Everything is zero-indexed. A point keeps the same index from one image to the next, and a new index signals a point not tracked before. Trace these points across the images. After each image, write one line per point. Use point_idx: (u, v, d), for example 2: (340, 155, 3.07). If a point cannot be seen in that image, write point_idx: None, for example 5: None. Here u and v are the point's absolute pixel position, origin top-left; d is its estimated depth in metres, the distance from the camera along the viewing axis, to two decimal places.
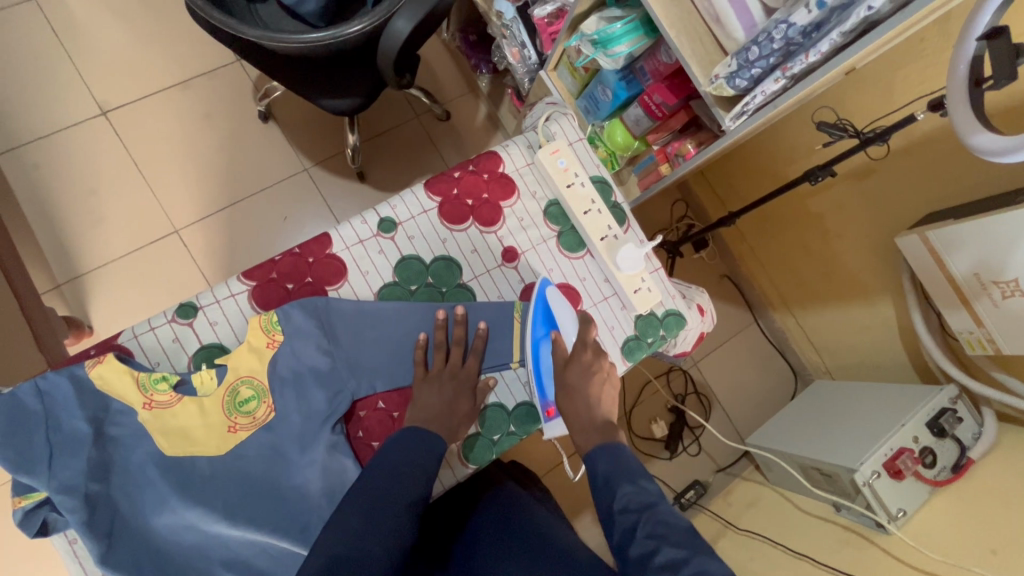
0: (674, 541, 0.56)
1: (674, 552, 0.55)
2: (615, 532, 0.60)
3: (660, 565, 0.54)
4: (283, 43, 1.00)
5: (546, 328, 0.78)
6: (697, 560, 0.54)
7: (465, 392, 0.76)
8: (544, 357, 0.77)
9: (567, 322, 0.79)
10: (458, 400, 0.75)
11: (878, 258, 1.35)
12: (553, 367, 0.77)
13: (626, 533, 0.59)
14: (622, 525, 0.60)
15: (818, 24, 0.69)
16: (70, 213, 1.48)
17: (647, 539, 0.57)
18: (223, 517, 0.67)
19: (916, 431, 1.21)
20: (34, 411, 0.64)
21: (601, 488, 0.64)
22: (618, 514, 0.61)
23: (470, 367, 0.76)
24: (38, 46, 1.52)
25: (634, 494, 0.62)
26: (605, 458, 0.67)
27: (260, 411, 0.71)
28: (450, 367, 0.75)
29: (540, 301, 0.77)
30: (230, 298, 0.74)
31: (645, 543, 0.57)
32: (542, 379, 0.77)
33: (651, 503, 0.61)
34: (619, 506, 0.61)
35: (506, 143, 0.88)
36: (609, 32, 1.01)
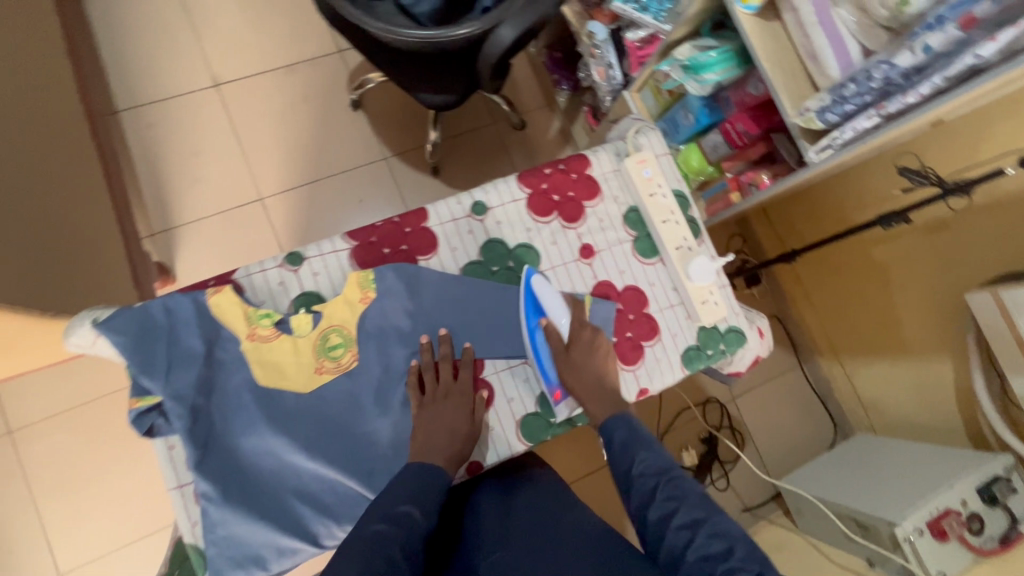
0: (693, 504, 0.67)
1: (691, 513, 0.66)
2: (635, 496, 0.71)
3: (680, 525, 0.66)
4: (399, 37, 1.11)
5: (535, 317, 0.81)
6: (713, 521, 0.65)
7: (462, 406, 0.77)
8: (541, 343, 0.81)
9: (555, 305, 0.82)
10: (460, 420, 0.76)
11: (943, 314, 1.33)
12: (553, 354, 0.80)
13: (644, 498, 0.70)
14: (641, 488, 0.71)
15: (920, 68, 0.72)
16: (174, 171, 1.62)
17: (666, 502, 0.68)
18: (301, 449, 0.74)
19: (965, 494, 1.18)
20: (159, 324, 0.72)
21: (619, 456, 0.75)
22: (636, 477, 0.72)
23: (463, 379, 0.79)
24: (170, 20, 1.69)
25: (652, 461, 0.73)
26: (624, 432, 0.76)
27: (345, 357, 0.77)
28: (443, 387, 0.77)
29: (524, 291, 0.80)
30: (333, 253, 0.81)
31: (663, 506, 0.68)
32: (543, 364, 0.80)
33: (667, 469, 0.71)
34: (637, 473, 0.72)
35: (595, 149, 0.93)
36: (702, 60, 1.07)
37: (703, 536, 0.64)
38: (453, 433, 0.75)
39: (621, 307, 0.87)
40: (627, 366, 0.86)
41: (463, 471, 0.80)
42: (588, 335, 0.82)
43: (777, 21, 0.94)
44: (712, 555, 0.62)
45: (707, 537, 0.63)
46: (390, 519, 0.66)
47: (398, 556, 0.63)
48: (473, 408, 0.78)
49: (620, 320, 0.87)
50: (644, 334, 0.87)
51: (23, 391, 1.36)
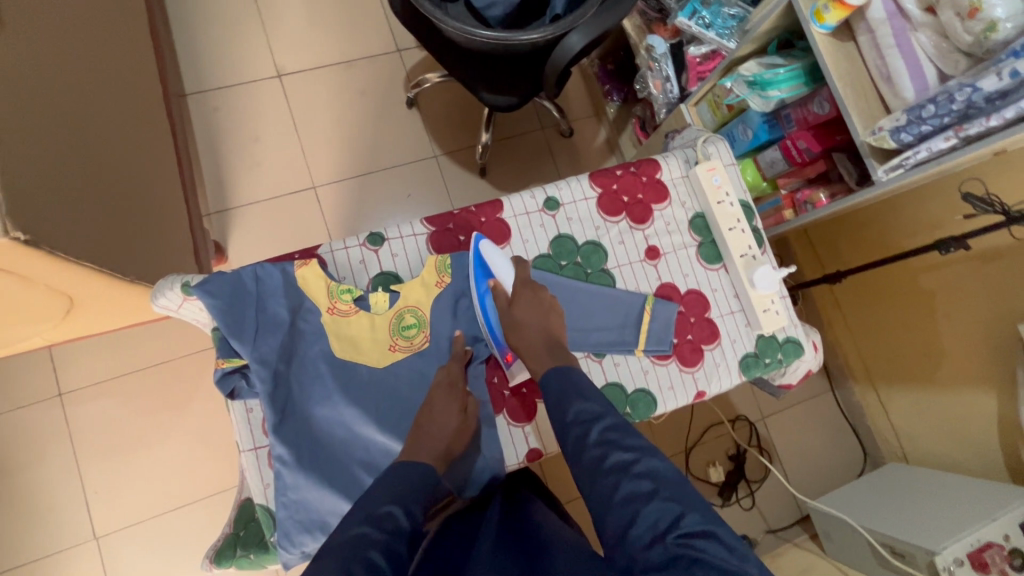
0: (624, 446, 0.61)
1: (623, 455, 0.60)
2: (569, 441, 0.64)
3: (610, 467, 0.59)
4: (473, 37, 1.14)
5: (485, 280, 0.80)
6: (644, 461, 0.59)
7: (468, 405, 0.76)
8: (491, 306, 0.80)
9: (502, 266, 0.80)
10: (452, 412, 0.74)
11: (992, 345, 1.31)
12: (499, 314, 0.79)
13: (577, 442, 0.63)
14: (574, 434, 0.64)
15: (1005, 93, 0.73)
16: (232, 155, 1.68)
17: (598, 446, 0.62)
18: (372, 422, 0.76)
19: (1008, 528, 1.16)
20: (249, 291, 0.75)
21: (554, 404, 0.68)
22: (569, 424, 0.65)
23: (453, 368, 0.78)
24: (241, 11, 1.76)
25: (585, 408, 0.66)
26: (555, 379, 0.71)
27: (418, 338, 0.80)
28: (449, 375, 0.77)
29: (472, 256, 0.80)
30: (412, 236, 0.84)
31: (597, 449, 0.61)
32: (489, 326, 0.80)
33: (600, 415, 0.65)
34: (571, 419, 0.65)
35: (665, 155, 0.95)
36: (769, 76, 1.10)
37: (632, 477, 0.58)
38: (461, 430, 0.75)
39: (682, 309, 0.89)
40: (686, 367, 0.87)
41: (523, 458, 0.82)
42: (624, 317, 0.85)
43: (851, 42, 0.96)
44: (639, 496, 0.56)
45: (635, 478, 0.58)
46: (373, 521, 0.57)
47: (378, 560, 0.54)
48: (466, 403, 0.77)
49: (681, 322, 0.88)
50: (705, 338, 0.88)
51: (79, 355, 1.40)
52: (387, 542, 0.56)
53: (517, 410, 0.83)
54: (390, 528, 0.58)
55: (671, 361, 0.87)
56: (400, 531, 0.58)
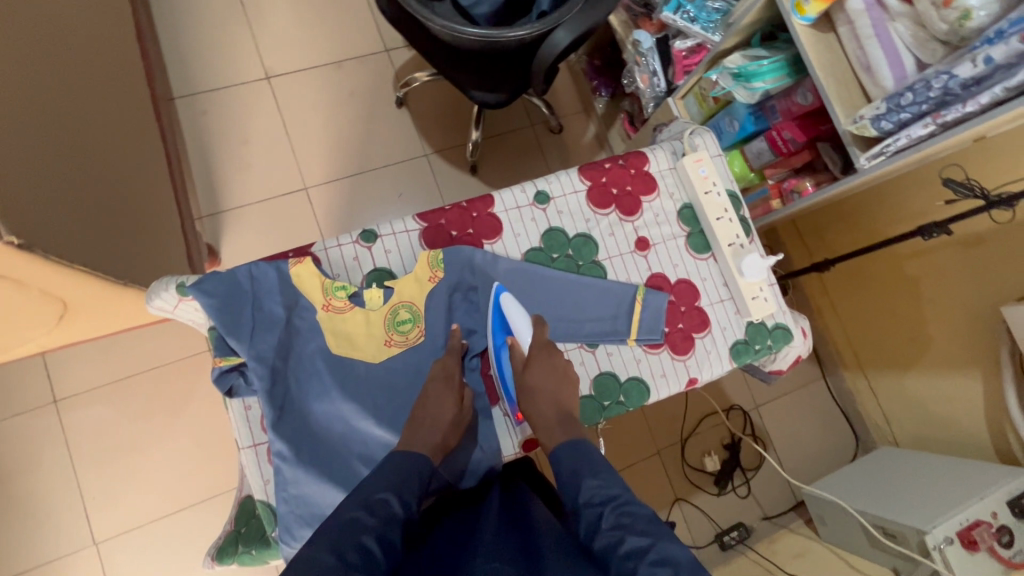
0: (638, 530, 0.59)
1: (637, 540, 0.58)
2: (583, 526, 0.63)
3: (625, 553, 0.57)
4: (461, 35, 1.15)
5: (502, 335, 0.83)
6: (658, 546, 0.57)
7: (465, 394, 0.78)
8: (506, 363, 0.82)
9: (522, 323, 0.82)
10: (446, 404, 0.75)
11: (977, 328, 1.34)
12: (514, 374, 0.81)
13: (591, 526, 0.62)
14: (589, 517, 0.63)
15: (980, 79, 0.75)
16: (222, 158, 1.68)
17: (612, 530, 0.60)
18: (370, 415, 0.77)
19: (995, 506, 1.18)
20: (245, 289, 0.76)
21: (566, 484, 0.68)
22: (583, 506, 0.64)
23: (447, 362, 0.79)
24: (228, 13, 1.75)
25: (597, 488, 0.65)
26: (568, 452, 0.71)
27: (413, 333, 0.81)
28: (445, 370, 0.78)
29: (494, 308, 0.83)
30: (405, 233, 0.85)
31: (611, 534, 0.60)
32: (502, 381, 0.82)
33: (615, 495, 0.64)
34: (584, 499, 0.65)
35: (653, 147, 0.97)
36: (754, 69, 1.11)
37: (649, 564, 0.55)
38: (456, 422, 0.76)
39: (673, 299, 0.90)
40: (679, 355, 0.89)
41: (518, 448, 0.83)
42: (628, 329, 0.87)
43: (831, 33, 0.98)
44: None
45: (652, 565, 0.55)
46: (367, 506, 0.60)
47: (372, 545, 0.56)
48: (462, 395, 0.78)
49: (672, 311, 0.90)
50: (695, 326, 0.90)
51: (72, 361, 1.40)
52: (381, 528, 0.58)
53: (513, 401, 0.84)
54: (384, 514, 0.60)
55: (663, 349, 0.88)
56: (395, 519, 0.61)
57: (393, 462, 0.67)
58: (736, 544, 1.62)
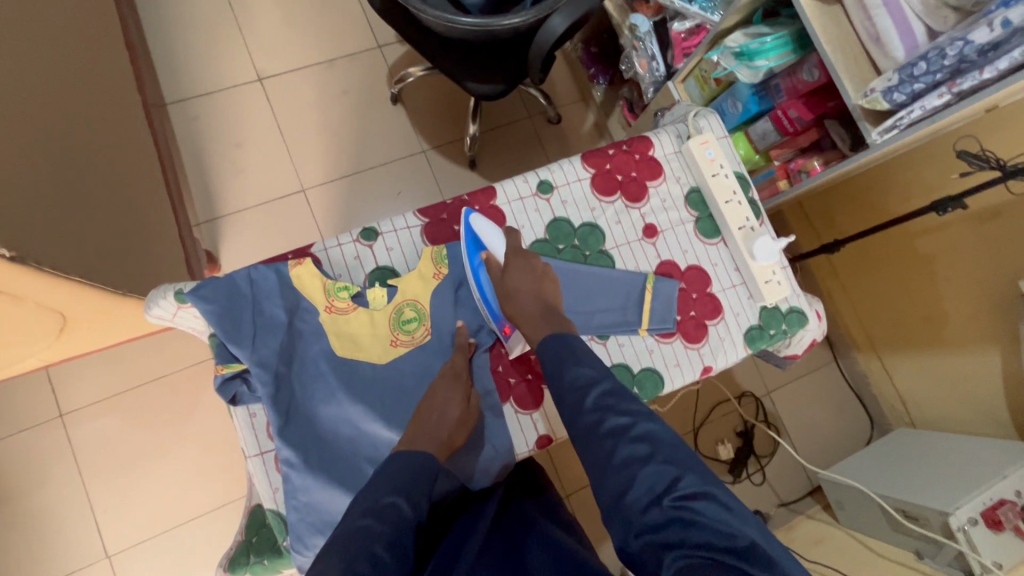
0: (619, 410, 0.62)
1: (618, 419, 0.61)
2: (565, 406, 0.65)
3: (608, 431, 0.60)
4: (454, 25, 1.12)
5: (477, 253, 0.80)
6: (640, 425, 0.60)
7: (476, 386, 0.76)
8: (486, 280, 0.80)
9: (494, 239, 0.80)
10: (455, 403, 0.73)
11: (994, 304, 1.31)
12: (493, 283, 0.78)
13: (574, 408, 0.64)
14: (571, 400, 0.64)
15: (996, 44, 0.73)
16: (217, 163, 1.66)
17: (594, 411, 0.62)
18: (378, 418, 0.75)
19: (1019, 485, 1.16)
20: (244, 293, 0.74)
21: (550, 369, 0.68)
22: (566, 389, 0.65)
23: (455, 361, 0.77)
24: (216, 16, 1.73)
25: (582, 372, 0.66)
26: (554, 348, 0.70)
27: (418, 332, 0.79)
28: (453, 369, 0.76)
29: (464, 233, 0.80)
30: (406, 229, 0.83)
31: (594, 415, 0.62)
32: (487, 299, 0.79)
33: (597, 379, 0.65)
34: (568, 382, 0.65)
35: (657, 131, 0.94)
36: (757, 46, 1.08)
37: (629, 441, 0.59)
38: (464, 423, 0.74)
39: (684, 286, 0.88)
40: (692, 344, 0.86)
41: (533, 445, 0.81)
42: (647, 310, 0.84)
43: (836, 5, 0.95)
44: (636, 459, 0.57)
45: (633, 442, 0.59)
46: (377, 512, 0.59)
47: (383, 552, 0.55)
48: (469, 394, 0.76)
49: (684, 299, 0.87)
50: (708, 313, 0.87)
51: (76, 374, 1.39)
52: (392, 535, 0.57)
53: (523, 398, 0.82)
54: (396, 519, 0.59)
55: (676, 338, 0.86)
56: (407, 522, 0.59)
57: (402, 465, 0.65)
58: None
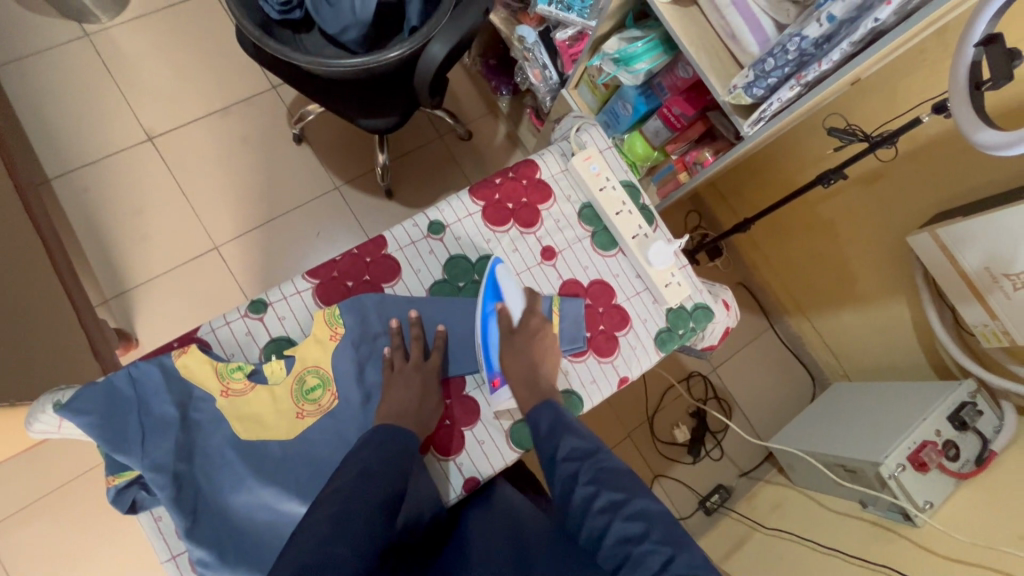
0: (614, 486, 0.66)
1: (613, 495, 0.65)
2: (560, 479, 0.70)
3: (601, 508, 0.64)
4: (330, 67, 1.10)
5: (492, 302, 0.82)
6: (634, 503, 0.64)
7: (433, 397, 0.77)
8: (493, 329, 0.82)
9: (513, 295, 0.83)
10: None
11: (893, 258, 1.39)
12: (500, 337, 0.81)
13: (568, 482, 0.69)
14: (566, 472, 0.69)
15: (828, 37, 0.77)
16: (118, 233, 1.57)
17: (589, 484, 0.67)
18: (295, 496, 0.72)
19: (938, 425, 1.24)
20: (126, 396, 0.70)
21: (546, 440, 0.73)
22: (561, 462, 0.70)
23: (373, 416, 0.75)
24: (90, 79, 1.64)
25: (576, 444, 0.72)
26: (549, 416, 0.75)
27: (325, 398, 0.77)
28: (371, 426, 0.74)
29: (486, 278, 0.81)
30: (296, 295, 0.81)
31: (586, 489, 0.66)
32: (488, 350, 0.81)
33: (591, 453, 0.71)
34: (562, 456, 0.70)
35: (542, 152, 0.95)
36: (630, 51, 1.10)
37: (623, 518, 0.63)
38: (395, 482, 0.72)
39: (589, 302, 0.89)
40: (605, 357, 0.88)
41: (461, 489, 0.81)
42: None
43: (693, 6, 0.98)
44: (631, 538, 0.61)
45: (627, 519, 0.62)
46: None
47: None
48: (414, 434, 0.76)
49: (591, 315, 0.89)
50: (616, 325, 0.89)
51: None
52: None
53: (443, 443, 0.81)
54: None
55: (588, 355, 0.87)
56: None
57: None
58: (718, 506, 1.65)
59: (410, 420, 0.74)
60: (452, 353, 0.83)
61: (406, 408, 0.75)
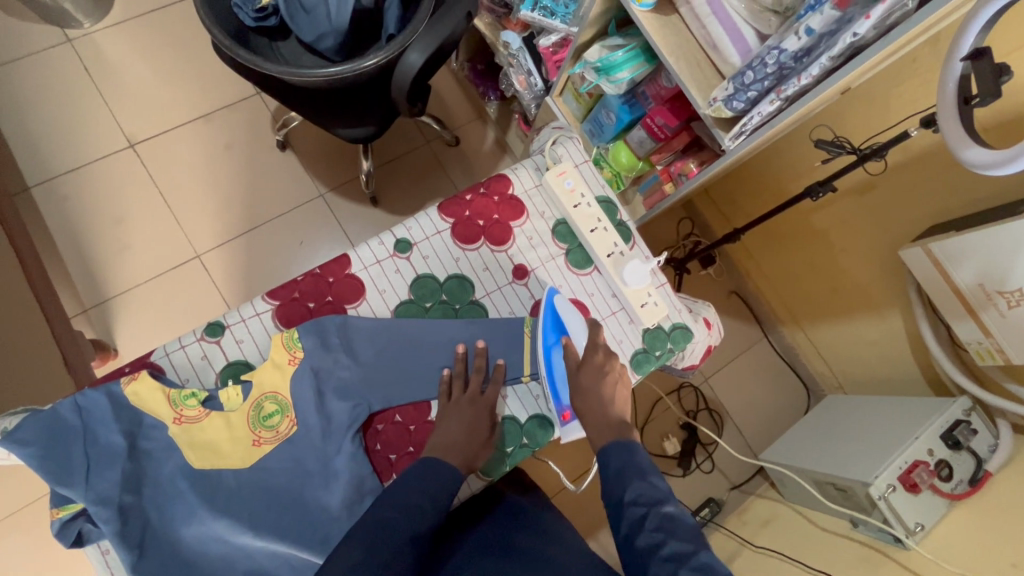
0: (679, 536, 0.62)
1: (679, 546, 0.60)
2: (623, 521, 0.65)
3: (666, 556, 0.60)
4: (305, 77, 1.07)
5: (557, 335, 0.80)
6: (700, 556, 0.59)
7: (483, 431, 0.76)
8: (557, 363, 0.80)
9: (576, 326, 0.82)
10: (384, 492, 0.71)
11: (887, 271, 1.36)
12: (568, 373, 0.79)
13: (633, 524, 0.64)
14: (631, 515, 0.65)
15: (807, 50, 0.74)
16: (98, 241, 1.55)
17: (655, 532, 0.62)
18: (248, 528, 0.70)
19: (931, 444, 1.20)
20: (72, 425, 0.68)
21: (613, 480, 0.69)
22: (627, 506, 0.65)
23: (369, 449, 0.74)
24: (72, 85, 1.61)
25: (645, 489, 0.67)
26: (620, 451, 0.71)
27: (283, 424, 0.74)
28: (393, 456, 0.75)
29: (547, 310, 0.80)
30: (256, 317, 0.79)
31: (652, 536, 0.62)
32: (554, 382, 0.80)
33: (660, 499, 0.65)
34: (629, 499, 0.66)
35: (515, 166, 0.92)
36: (612, 60, 1.06)
37: (690, 571, 0.58)
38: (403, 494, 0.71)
39: None
40: None
41: None
42: (601, 360, 0.79)
43: (674, 14, 0.95)
44: None
45: (693, 573, 0.58)
46: None
47: None
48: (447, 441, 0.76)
49: None
50: None
51: None
52: None
53: None
54: None
55: None
56: None
57: None
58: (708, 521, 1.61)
59: (449, 453, 0.73)
60: (419, 376, 0.80)
61: (449, 435, 0.74)
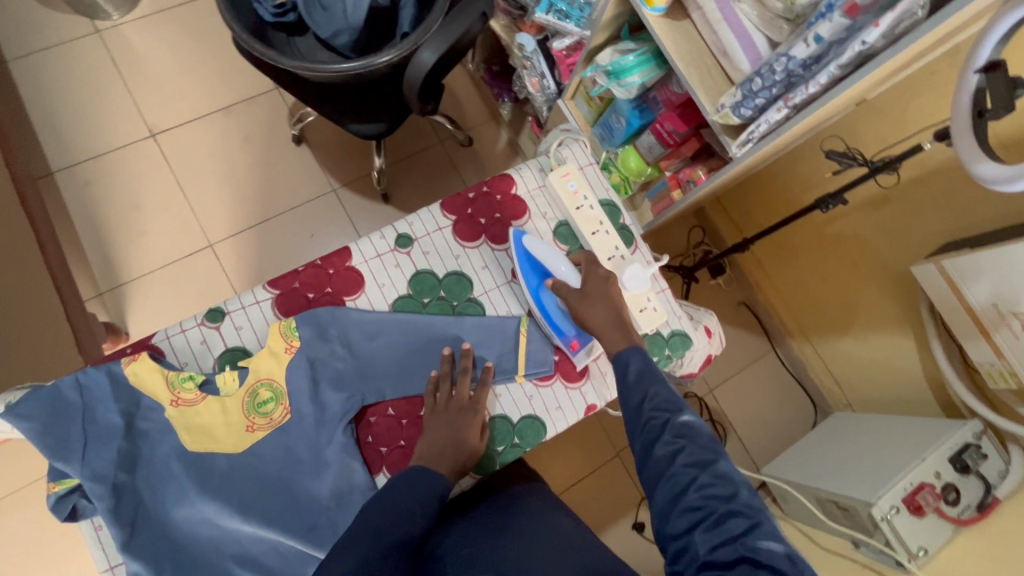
0: (699, 442, 0.62)
1: (698, 453, 0.61)
2: (641, 429, 0.65)
3: (686, 463, 0.61)
4: (318, 72, 1.09)
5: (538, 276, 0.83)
6: (720, 463, 0.60)
7: (479, 431, 0.76)
8: (547, 300, 0.82)
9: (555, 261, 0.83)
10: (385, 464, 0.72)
11: (900, 288, 1.33)
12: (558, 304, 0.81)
13: (652, 432, 0.64)
14: (651, 423, 0.65)
15: (816, 58, 0.73)
16: (115, 227, 1.59)
17: (674, 439, 0.62)
18: (237, 512, 0.71)
19: (938, 466, 1.17)
20: (72, 402, 0.70)
21: (629, 390, 0.69)
22: (647, 414, 0.65)
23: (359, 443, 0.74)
24: (98, 75, 1.66)
25: (665, 397, 0.66)
26: (640, 364, 0.70)
27: (276, 412, 0.75)
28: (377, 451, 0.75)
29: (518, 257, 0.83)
30: (255, 304, 0.80)
31: (672, 442, 0.62)
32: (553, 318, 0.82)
33: (679, 408, 0.65)
34: (649, 407, 0.66)
35: (519, 166, 0.92)
36: (622, 64, 1.06)
37: (708, 476, 0.59)
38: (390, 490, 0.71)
39: None
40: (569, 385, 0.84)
41: None
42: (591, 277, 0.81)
43: (686, 20, 0.95)
44: (715, 496, 0.58)
45: (713, 478, 0.59)
46: None
47: None
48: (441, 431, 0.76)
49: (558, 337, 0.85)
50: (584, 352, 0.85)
51: None
52: None
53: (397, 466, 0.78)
54: None
55: (555, 380, 0.84)
56: None
57: None
58: None
59: (445, 456, 0.72)
60: (411, 371, 0.80)
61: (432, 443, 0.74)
